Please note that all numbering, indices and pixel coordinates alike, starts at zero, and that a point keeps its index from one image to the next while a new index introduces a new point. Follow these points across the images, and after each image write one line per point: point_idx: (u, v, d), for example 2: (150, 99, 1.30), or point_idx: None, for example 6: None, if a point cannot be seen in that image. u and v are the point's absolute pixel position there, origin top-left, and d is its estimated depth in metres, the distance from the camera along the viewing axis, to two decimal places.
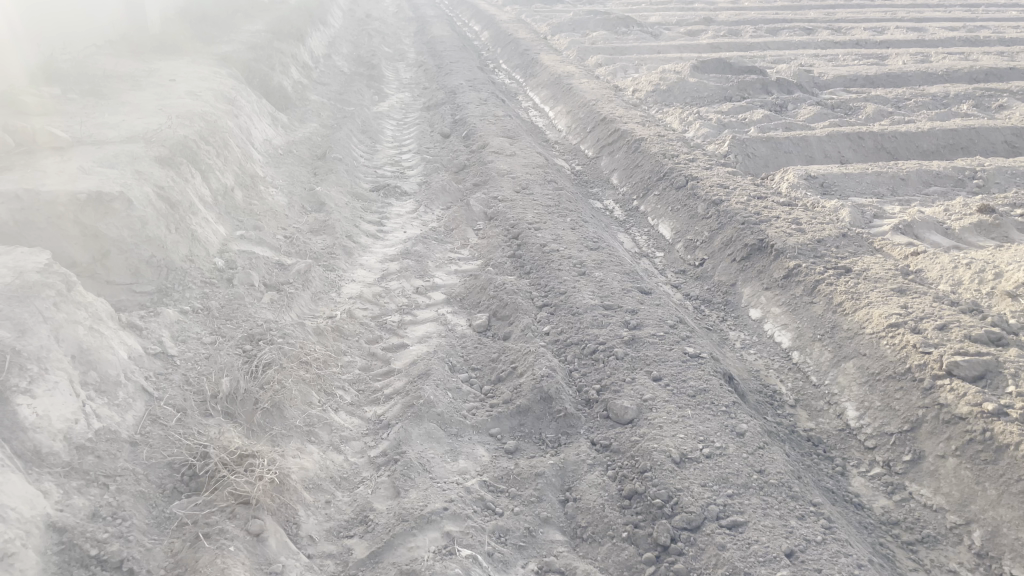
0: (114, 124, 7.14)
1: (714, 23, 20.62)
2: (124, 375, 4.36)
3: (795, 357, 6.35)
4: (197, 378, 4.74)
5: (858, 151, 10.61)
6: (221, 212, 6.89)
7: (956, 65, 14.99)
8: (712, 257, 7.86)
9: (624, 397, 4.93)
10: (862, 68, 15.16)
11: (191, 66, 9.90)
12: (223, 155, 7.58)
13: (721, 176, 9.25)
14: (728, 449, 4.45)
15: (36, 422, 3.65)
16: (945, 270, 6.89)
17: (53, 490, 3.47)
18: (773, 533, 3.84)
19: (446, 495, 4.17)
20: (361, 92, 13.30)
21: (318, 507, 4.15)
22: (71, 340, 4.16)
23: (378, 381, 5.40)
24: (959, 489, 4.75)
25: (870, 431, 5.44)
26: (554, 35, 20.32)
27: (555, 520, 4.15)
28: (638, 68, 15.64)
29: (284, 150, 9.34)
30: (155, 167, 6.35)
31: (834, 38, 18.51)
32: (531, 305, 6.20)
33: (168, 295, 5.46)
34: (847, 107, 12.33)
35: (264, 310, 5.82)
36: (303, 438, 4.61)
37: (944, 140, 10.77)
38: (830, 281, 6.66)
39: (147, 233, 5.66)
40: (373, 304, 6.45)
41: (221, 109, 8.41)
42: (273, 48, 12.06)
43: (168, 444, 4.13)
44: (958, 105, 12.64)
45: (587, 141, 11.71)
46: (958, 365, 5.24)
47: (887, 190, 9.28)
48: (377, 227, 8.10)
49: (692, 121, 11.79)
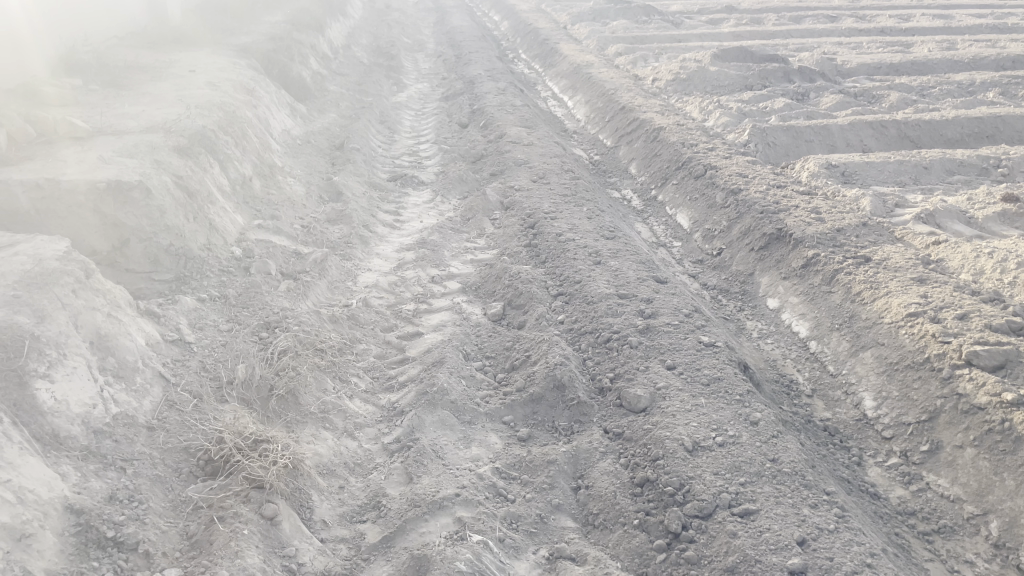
0: (134, 114, 7.21)
1: (736, 11, 20.44)
2: (142, 361, 4.42)
3: (813, 346, 6.30)
4: (214, 364, 4.80)
5: (880, 140, 10.49)
6: (239, 202, 6.95)
7: (982, 52, 14.76)
8: (730, 247, 7.81)
9: (638, 385, 4.92)
10: (887, 56, 14.97)
11: (210, 57, 9.97)
12: (242, 145, 7.64)
13: (740, 166, 9.19)
14: (742, 437, 4.43)
15: (54, 406, 3.72)
16: (967, 259, 6.81)
17: (70, 474, 3.54)
18: (785, 521, 3.82)
19: (458, 482, 4.19)
20: (380, 83, 13.33)
21: (331, 492, 4.18)
22: (89, 326, 4.23)
23: (392, 368, 5.42)
24: (976, 479, 4.70)
25: (887, 421, 5.39)
26: (574, 24, 20.23)
27: (567, 507, 4.16)
28: (659, 57, 15.56)
29: (303, 140, 9.38)
30: (173, 157, 6.40)
31: (858, 25, 18.27)
32: (546, 294, 6.21)
33: (187, 283, 5.54)
34: (870, 95, 12.20)
35: (280, 298, 5.85)
36: (318, 424, 4.64)
37: (969, 129, 10.61)
38: (848, 271, 6.60)
39: (166, 222, 5.73)
40: (388, 293, 6.48)
41: (240, 99, 8.47)
42: (292, 39, 12.10)
43: (184, 430, 4.19)
44: (984, 93, 12.44)
45: (606, 131, 11.65)
46: (978, 355, 5.19)
47: (910, 178, 9.18)
48: (394, 217, 8.13)
49: (712, 110, 11.71)
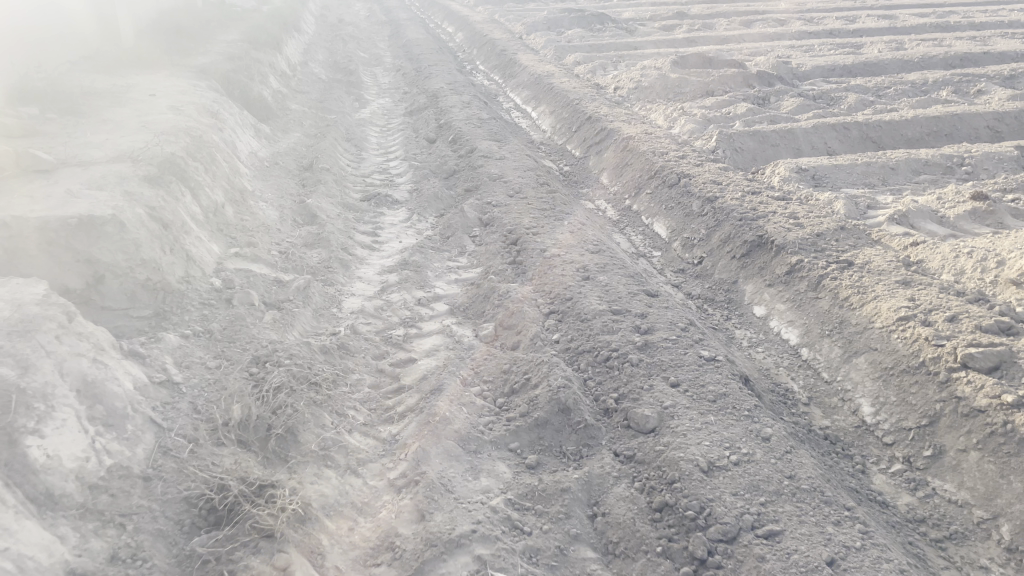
0: (98, 143, 6.94)
1: (687, 16, 20.57)
2: (131, 407, 4.20)
3: (804, 354, 6.29)
4: (206, 406, 4.60)
5: (844, 142, 10.58)
6: (213, 230, 6.73)
7: (931, 51, 15.04)
8: (711, 256, 7.80)
9: (644, 405, 4.84)
10: (840, 57, 15.20)
11: (169, 80, 9.71)
12: (212, 171, 7.43)
13: (713, 172, 9.21)
14: (756, 455, 4.42)
15: (46, 463, 3.51)
16: (947, 260, 6.86)
17: (69, 536, 3.35)
18: (811, 541, 3.80)
19: (473, 516, 4.06)
20: (342, 99, 13.12)
21: (341, 535, 4.01)
22: (75, 373, 4.00)
23: (389, 399, 5.27)
24: (983, 483, 4.71)
25: (887, 426, 5.40)
26: (528, 34, 20.19)
27: (585, 536, 4.06)
28: (617, 65, 15.61)
29: (270, 162, 9.17)
30: (144, 187, 6.16)
31: (806, 28, 18.55)
32: (538, 313, 6.11)
33: (167, 319, 5.33)
34: (829, 97, 12.35)
35: (266, 330, 5.65)
36: (320, 462, 4.48)
37: (929, 128, 10.76)
38: (834, 276, 6.62)
39: (142, 256, 5.49)
40: (375, 318, 6.32)
41: (205, 122, 8.24)
42: (251, 58, 11.87)
43: (183, 477, 3.99)
44: (938, 92, 12.63)
45: (574, 141, 11.62)
46: (973, 357, 5.22)
47: (878, 180, 9.26)
48: (372, 238, 7.96)
49: (677, 117, 11.76)
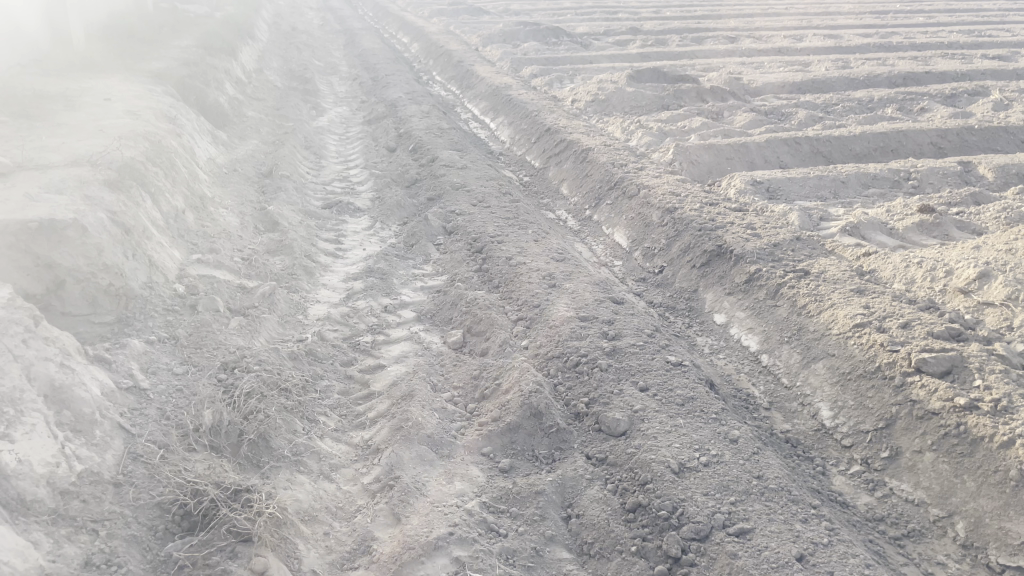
0: (55, 146, 6.80)
1: (640, 32, 20.89)
2: (99, 413, 4.12)
3: (764, 359, 6.44)
4: (175, 412, 4.54)
5: (795, 156, 10.86)
6: (174, 236, 6.64)
7: (875, 70, 15.55)
8: (672, 264, 7.94)
9: (614, 409, 4.93)
10: (789, 74, 15.64)
11: (124, 84, 9.54)
12: (172, 176, 7.35)
13: (672, 184, 9.39)
14: (724, 456, 4.54)
15: (17, 468, 3.42)
16: (898, 269, 7.11)
17: (42, 541, 3.28)
18: (781, 538, 3.93)
19: (449, 519, 4.09)
20: (299, 107, 13.03)
21: (316, 539, 4.00)
22: (42, 378, 3.93)
23: (359, 405, 5.26)
24: (938, 483, 4.89)
25: (845, 429, 5.55)
26: (485, 46, 20.33)
27: (560, 538, 4.11)
28: (574, 78, 15.81)
29: (228, 168, 9.07)
30: (105, 192, 6.07)
31: (756, 46, 19.03)
32: (506, 320, 6.16)
33: (129, 325, 5.24)
34: (779, 113, 12.69)
35: (232, 336, 5.60)
36: (292, 468, 4.46)
37: (876, 143, 11.12)
38: (791, 284, 6.81)
39: (103, 260, 5.37)
40: (342, 325, 6.31)
41: (163, 128, 8.16)
42: (206, 65, 11.72)
43: (155, 483, 3.94)
44: (884, 109, 13.05)
45: (533, 152, 11.71)
46: (927, 361, 5.41)
47: (830, 192, 9.53)
48: (335, 246, 7.93)
49: (633, 131, 11.96)
